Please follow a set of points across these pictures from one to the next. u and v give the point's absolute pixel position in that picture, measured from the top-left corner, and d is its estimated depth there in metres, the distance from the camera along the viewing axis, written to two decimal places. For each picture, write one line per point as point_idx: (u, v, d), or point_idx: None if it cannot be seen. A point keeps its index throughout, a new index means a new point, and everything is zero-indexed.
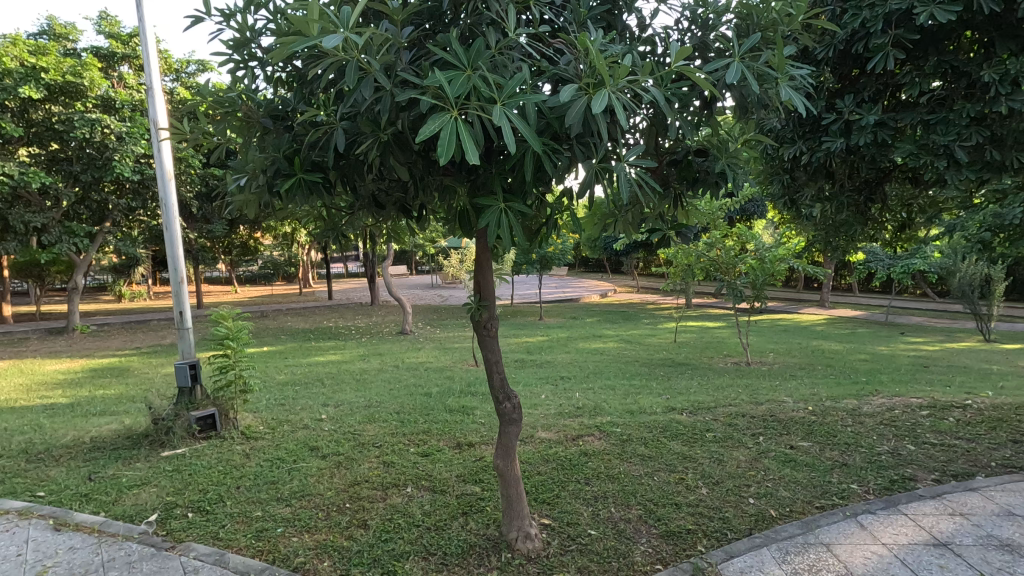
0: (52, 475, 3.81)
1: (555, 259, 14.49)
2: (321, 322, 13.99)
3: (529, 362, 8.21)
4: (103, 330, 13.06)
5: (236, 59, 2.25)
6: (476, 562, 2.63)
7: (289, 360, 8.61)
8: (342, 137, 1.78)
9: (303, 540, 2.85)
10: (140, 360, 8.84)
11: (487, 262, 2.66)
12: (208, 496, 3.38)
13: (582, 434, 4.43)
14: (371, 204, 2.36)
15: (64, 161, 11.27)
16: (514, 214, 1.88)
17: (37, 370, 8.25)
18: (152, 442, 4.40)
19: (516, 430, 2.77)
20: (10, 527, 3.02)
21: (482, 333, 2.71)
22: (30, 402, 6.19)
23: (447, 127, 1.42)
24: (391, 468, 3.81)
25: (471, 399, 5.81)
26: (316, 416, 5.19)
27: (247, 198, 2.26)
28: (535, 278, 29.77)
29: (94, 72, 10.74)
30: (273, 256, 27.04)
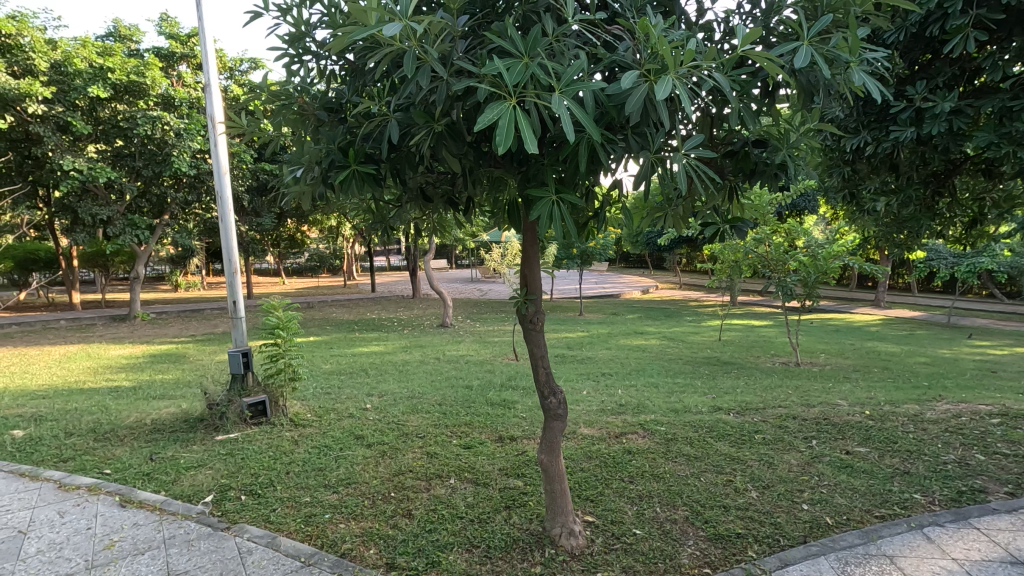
0: (117, 454, 4.02)
1: (597, 254, 14.34)
2: (364, 314, 14.29)
3: (569, 357, 8.15)
4: (162, 318, 13.72)
5: (291, 54, 2.29)
6: (519, 557, 2.62)
7: (334, 350, 8.83)
8: (396, 128, 1.78)
9: (350, 527, 2.90)
10: (195, 348, 9.23)
11: (535, 255, 2.63)
12: (260, 481, 3.50)
13: (625, 431, 4.37)
14: (420, 196, 2.36)
15: (127, 157, 11.87)
16: (566, 206, 1.84)
17: (103, 354, 8.74)
18: (207, 427, 4.58)
19: (561, 425, 2.73)
20: (81, 501, 3.21)
21: (529, 327, 2.67)
22: (96, 384, 6.57)
23: (506, 116, 1.40)
24: (433, 459, 3.84)
25: (512, 393, 5.82)
26: (361, 405, 5.30)
27: (302, 190, 2.29)
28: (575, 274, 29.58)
29: (155, 71, 11.23)
30: (319, 249, 27.77)
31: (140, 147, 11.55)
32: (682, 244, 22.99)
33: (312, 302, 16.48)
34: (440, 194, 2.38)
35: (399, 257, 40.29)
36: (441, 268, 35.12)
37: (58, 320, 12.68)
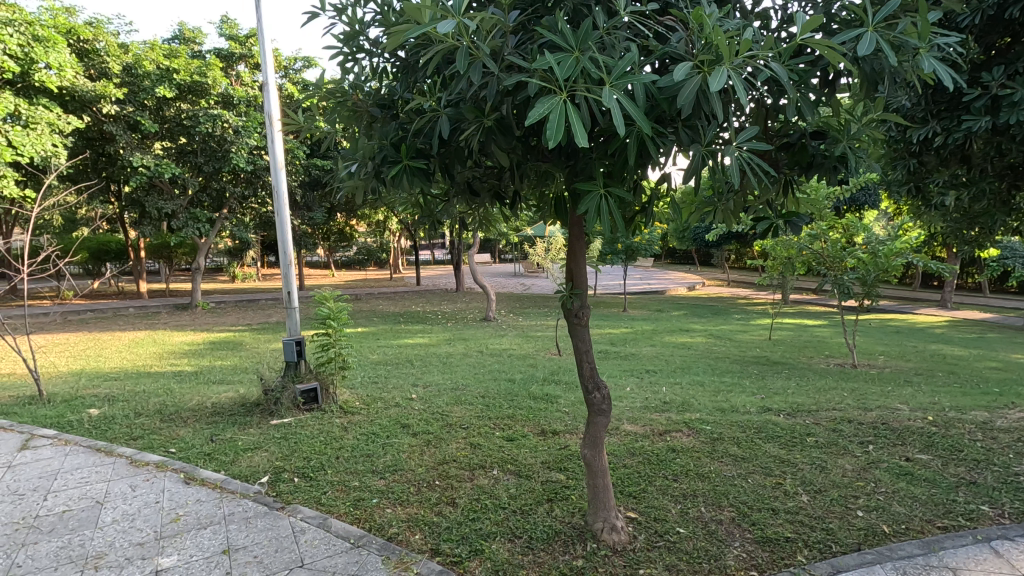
0: (182, 434, 4.27)
1: (642, 249, 14.11)
2: (410, 306, 14.58)
3: (613, 354, 8.08)
4: (220, 307, 14.42)
5: (345, 52, 2.36)
6: (561, 549, 2.64)
7: (381, 341, 9.06)
8: (446, 123, 1.81)
9: (396, 512, 2.99)
10: (251, 336, 9.66)
11: (582, 250, 2.62)
12: (312, 464, 3.65)
13: (669, 429, 4.30)
14: (467, 191, 2.39)
15: (190, 154, 12.49)
16: (614, 200, 1.84)
17: (168, 341, 9.27)
18: (264, 411, 4.79)
19: (605, 421, 2.72)
20: (150, 477, 3.44)
21: (574, 322, 2.67)
22: (161, 368, 6.98)
23: (556, 111, 1.41)
24: (477, 450, 3.90)
25: (555, 387, 5.82)
26: (407, 395, 5.43)
27: (356, 184, 2.37)
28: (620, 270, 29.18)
29: (216, 72, 11.74)
30: (367, 243, 28.51)
31: (201, 144, 12.11)
32: (732, 240, 22.32)
33: (360, 294, 16.93)
34: (487, 188, 2.41)
35: (443, 251, 40.74)
36: (485, 262, 35.32)
37: (128, 307, 13.53)
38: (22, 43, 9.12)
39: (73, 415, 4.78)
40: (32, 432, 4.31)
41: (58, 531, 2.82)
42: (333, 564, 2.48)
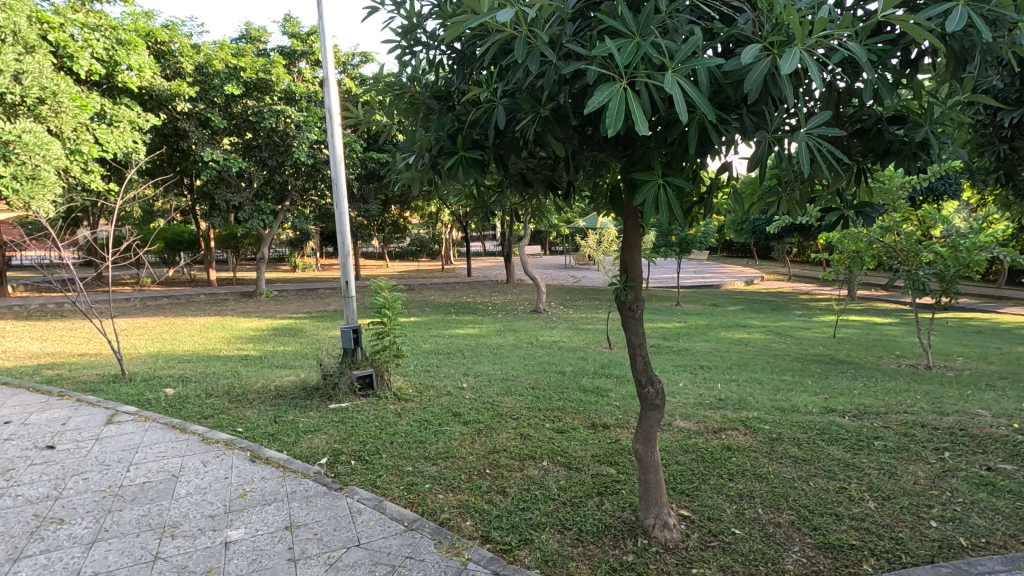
0: (248, 415, 4.51)
1: (698, 242, 13.70)
2: (461, 297, 14.77)
3: (665, 348, 7.91)
4: (282, 295, 15.08)
5: (403, 46, 2.39)
6: (611, 543, 2.61)
7: (433, 331, 9.24)
8: (502, 114, 1.81)
9: (448, 498, 3.05)
10: (311, 324, 10.06)
11: (637, 242, 2.56)
12: (368, 448, 3.77)
13: (724, 427, 4.18)
14: (520, 182, 2.39)
15: (255, 148, 13.07)
16: (672, 190, 1.79)
17: (235, 326, 9.79)
18: (322, 395, 4.99)
19: (658, 416, 2.67)
20: (220, 454, 3.65)
21: (628, 314, 2.62)
22: (229, 352, 7.39)
23: (617, 97, 1.38)
24: (527, 441, 3.92)
25: (606, 381, 5.76)
26: (459, 384, 5.52)
27: (413, 176, 2.41)
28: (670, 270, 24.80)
29: (279, 69, 12.22)
30: (420, 235, 29.08)
31: (266, 139, 12.66)
32: (794, 232, 21.33)
33: (412, 285, 17.30)
34: (541, 178, 2.40)
35: (493, 243, 40.96)
36: (535, 253, 35.27)
37: (199, 294, 14.36)
38: (107, 47, 9.78)
39: (151, 394, 5.13)
40: (116, 408, 4.65)
41: (139, 501, 3.04)
42: (388, 546, 2.56)
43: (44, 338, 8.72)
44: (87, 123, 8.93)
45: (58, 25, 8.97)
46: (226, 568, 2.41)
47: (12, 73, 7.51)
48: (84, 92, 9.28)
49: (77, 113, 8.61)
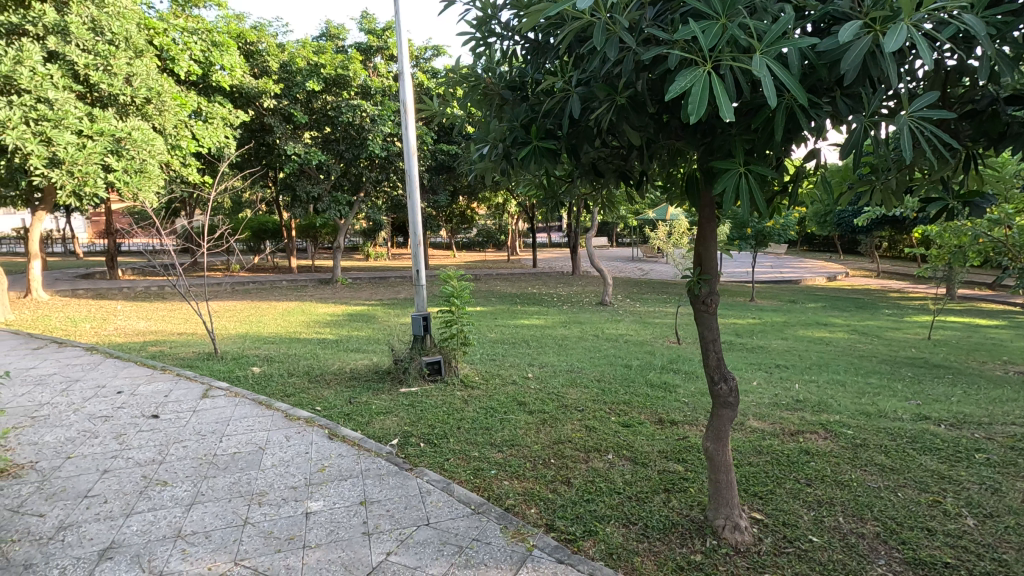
0: (325, 395, 4.76)
1: (776, 235, 12.99)
2: (527, 288, 14.82)
3: (738, 345, 7.59)
4: (356, 283, 15.74)
5: (477, 37, 2.40)
6: (678, 541, 2.56)
7: (499, 320, 9.36)
8: (577, 102, 1.79)
9: (513, 485, 3.10)
10: (383, 310, 10.46)
11: (713, 232, 2.46)
12: (436, 432, 3.89)
13: (802, 430, 3.97)
14: (592, 171, 2.35)
15: (333, 142, 13.67)
16: (755, 179, 1.71)
17: (313, 311, 10.35)
18: (394, 379, 5.18)
19: (731, 414, 2.58)
20: (302, 430, 3.88)
21: (701, 308, 2.53)
22: (308, 335, 7.83)
23: (700, 82, 1.33)
24: (592, 433, 3.90)
25: (674, 376, 5.61)
26: (524, 374, 5.58)
27: (486, 166, 2.44)
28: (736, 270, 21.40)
29: (356, 65, 12.69)
30: (487, 226, 29.44)
31: (343, 133, 13.23)
32: (886, 225, 19.76)
33: (479, 275, 17.56)
34: (613, 168, 2.36)
35: (560, 234, 40.73)
36: (601, 245, 34.75)
37: (282, 280, 15.26)
38: (203, 49, 10.53)
39: (240, 372, 5.54)
40: (209, 383, 5.06)
41: (231, 469, 3.30)
42: (456, 527, 2.63)
43: (149, 317, 9.59)
44: (186, 120, 9.66)
45: (162, 30, 9.76)
46: (307, 537, 2.57)
47: (124, 76, 8.23)
48: (183, 92, 10.04)
49: (178, 111, 9.32)
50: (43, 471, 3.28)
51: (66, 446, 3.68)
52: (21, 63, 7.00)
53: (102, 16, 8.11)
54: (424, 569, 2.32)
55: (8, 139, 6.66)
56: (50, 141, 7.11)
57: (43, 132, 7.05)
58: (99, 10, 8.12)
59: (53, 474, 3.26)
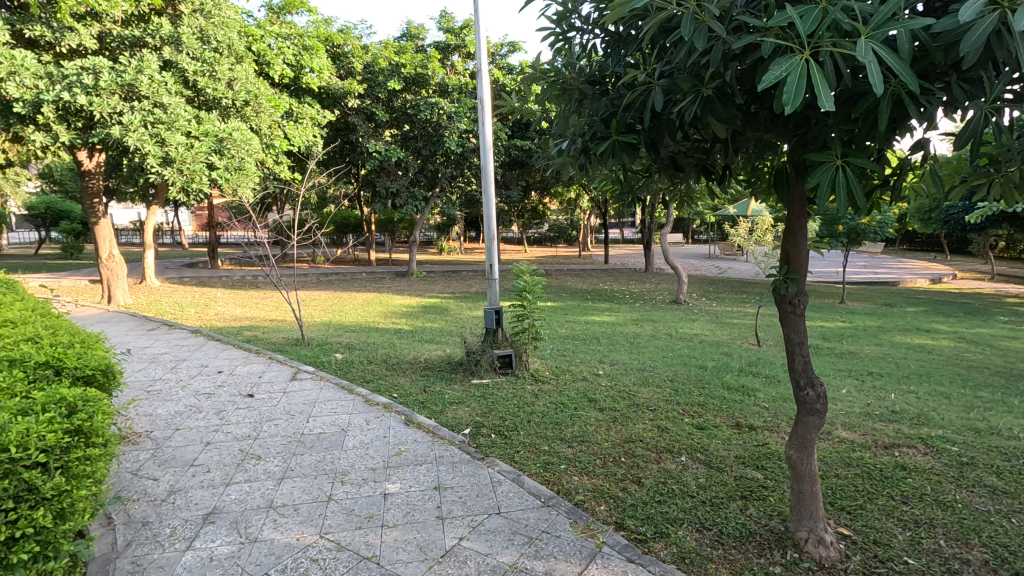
0: (401, 382, 4.97)
1: (872, 233, 12.04)
2: (598, 284, 14.65)
3: (824, 349, 7.14)
4: (430, 276, 16.21)
5: (557, 33, 2.38)
6: (755, 551, 2.46)
7: (570, 316, 9.33)
8: (660, 95, 1.74)
9: (583, 481, 3.10)
10: (455, 303, 10.72)
11: (803, 229, 2.32)
12: (507, 424, 3.95)
13: (898, 443, 3.68)
14: (671, 166, 2.29)
15: (411, 139, 14.13)
16: (854, 172, 1.60)
17: (391, 302, 10.78)
18: (466, 370, 5.31)
19: (818, 422, 2.44)
20: (380, 415, 4.07)
21: (787, 309, 2.40)
22: (385, 325, 8.17)
23: (797, 71, 1.27)
24: (665, 434, 3.82)
25: (752, 379, 5.36)
26: (595, 370, 5.54)
27: (565, 160, 2.45)
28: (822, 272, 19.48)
29: (435, 63, 13.03)
30: (559, 221, 29.36)
31: (421, 131, 13.65)
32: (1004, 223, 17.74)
33: (550, 270, 17.57)
34: (693, 163, 2.29)
35: (633, 230, 39.89)
36: (675, 241, 33.70)
37: (362, 272, 16.00)
38: (295, 53, 11.17)
39: (325, 357, 5.89)
40: (298, 367, 5.42)
41: (317, 448, 3.52)
42: (526, 518, 2.67)
43: (244, 304, 10.37)
44: (278, 120, 10.33)
45: (260, 37, 10.45)
46: (385, 517, 2.69)
47: (226, 80, 8.87)
48: (277, 94, 10.72)
49: (272, 112, 9.99)
50: (157, 440, 3.65)
51: (176, 419, 4.07)
52: (142, 71, 7.69)
53: (209, 26, 8.79)
54: (496, 556, 2.37)
55: (129, 141, 7.37)
56: (164, 141, 7.80)
57: (158, 134, 7.74)
58: (206, 21, 8.83)
59: (165, 443, 3.62)
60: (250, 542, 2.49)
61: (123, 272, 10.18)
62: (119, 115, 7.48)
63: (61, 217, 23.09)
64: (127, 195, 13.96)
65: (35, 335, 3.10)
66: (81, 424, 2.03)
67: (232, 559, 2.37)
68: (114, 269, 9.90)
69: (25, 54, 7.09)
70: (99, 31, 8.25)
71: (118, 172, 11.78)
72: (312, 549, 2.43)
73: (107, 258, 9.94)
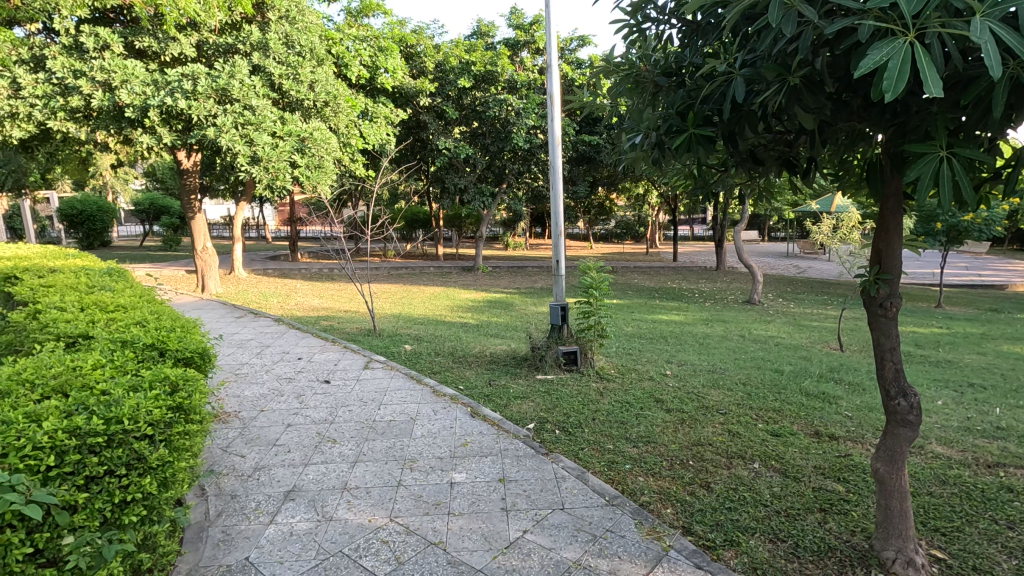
0: (467, 375, 5.08)
1: (976, 231, 10.96)
2: (665, 282, 14.29)
3: (917, 357, 6.60)
4: (496, 271, 16.38)
5: (631, 24, 2.31)
6: (834, 567, 2.32)
7: (637, 314, 9.15)
8: (742, 85, 1.66)
9: (648, 482, 3.04)
10: (520, 298, 10.79)
11: (898, 226, 2.15)
12: (571, 421, 3.93)
13: (1004, 463, 3.34)
14: (750, 160, 2.19)
15: (480, 136, 14.32)
16: (960, 164, 1.47)
17: (457, 296, 10.99)
18: (531, 365, 5.33)
19: (911, 435, 2.26)
20: (448, 406, 4.17)
21: (877, 312, 2.24)
22: (452, 318, 8.35)
23: (899, 55, 1.19)
24: (736, 439, 3.67)
25: (833, 386, 5.04)
26: (662, 370, 5.41)
27: (637, 155, 2.38)
28: (916, 274, 17.91)
29: (504, 60, 13.13)
30: (626, 218, 28.83)
31: (490, 127, 13.79)
32: None
33: (616, 267, 17.28)
34: (775, 156, 2.18)
35: (703, 226, 38.54)
36: (750, 240, 32.19)
37: (430, 267, 16.43)
38: (371, 54, 11.58)
39: (394, 348, 6.09)
40: (370, 356, 5.65)
41: (387, 435, 3.66)
42: (590, 516, 2.65)
43: (321, 295, 10.91)
44: (355, 120, 10.78)
45: (339, 40, 10.93)
46: (451, 505, 2.77)
47: (308, 82, 9.36)
48: (354, 95, 11.18)
49: (349, 112, 10.44)
50: (244, 419, 3.93)
51: (260, 401, 4.36)
52: (234, 76, 8.26)
53: (293, 31, 9.29)
54: (560, 551, 2.38)
55: (222, 141, 7.92)
56: (252, 141, 8.34)
57: (247, 134, 8.29)
58: (291, 28, 9.34)
59: (251, 423, 3.89)
60: (326, 521, 2.63)
61: (215, 263, 10.99)
62: (214, 117, 8.06)
63: (163, 212, 25.35)
64: (219, 192, 15.05)
65: (143, 319, 3.41)
66: (182, 402, 2.21)
67: (310, 535, 2.51)
68: (207, 260, 10.72)
69: (135, 64, 7.83)
70: (197, 40, 8.92)
71: (212, 171, 12.73)
72: (383, 531, 2.53)
73: (201, 250, 10.76)
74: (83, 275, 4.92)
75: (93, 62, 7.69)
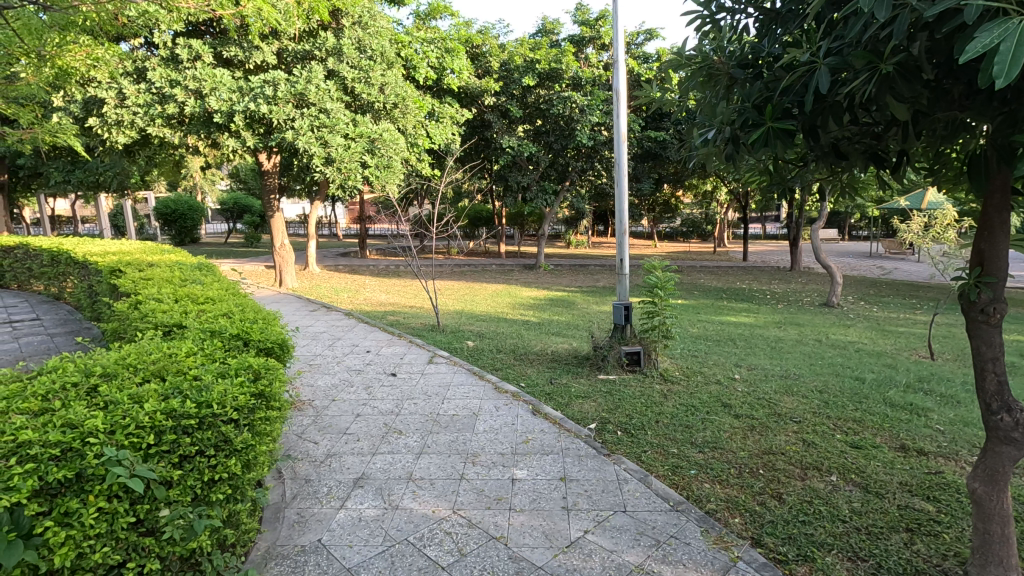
0: (529, 373, 5.10)
1: None
2: (734, 282, 13.73)
3: (1022, 368, 5.99)
4: (558, 269, 16.34)
5: (704, 15, 2.23)
6: None
7: (704, 315, 8.85)
8: (827, 75, 1.57)
9: (715, 489, 2.94)
10: (582, 297, 10.71)
11: (1004, 224, 1.96)
12: (634, 422, 3.87)
13: None
14: (833, 153, 2.06)
15: (544, 134, 14.30)
16: None
17: (519, 294, 11.06)
18: (592, 364, 5.27)
19: (1016, 453, 2.05)
20: (509, 403, 4.21)
21: (977, 317, 2.05)
22: (514, 316, 8.41)
23: (1013, 37, 1.08)
24: (811, 449, 3.48)
25: (923, 398, 4.66)
26: (730, 374, 5.21)
27: (709, 151, 2.30)
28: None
29: (569, 57, 13.04)
30: (694, 216, 27.93)
31: (554, 125, 13.75)
32: None
33: (682, 267, 16.78)
34: (861, 150, 2.04)
35: (776, 224, 36.70)
36: (829, 238, 30.29)
37: (492, 264, 16.62)
38: (438, 56, 11.84)
39: (457, 344, 6.21)
40: (434, 351, 5.79)
41: (450, 428, 3.74)
42: (654, 520, 2.60)
43: (388, 291, 11.28)
44: (422, 120, 11.06)
45: (408, 44, 11.24)
46: (513, 501, 2.79)
47: (378, 86, 9.68)
48: (422, 96, 11.47)
49: (417, 113, 10.73)
50: (317, 408, 4.14)
51: (332, 390, 4.58)
52: (311, 81, 8.68)
53: (365, 36, 9.67)
54: (621, 554, 2.34)
55: (300, 143, 8.37)
56: (326, 143, 8.75)
57: (322, 136, 8.71)
58: (363, 33, 9.70)
59: (323, 411, 4.09)
60: (393, 509, 2.73)
61: (292, 259, 11.61)
62: (292, 121, 8.52)
63: (245, 211, 27.06)
64: (296, 191, 15.90)
65: (229, 311, 3.66)
66: (264, 389, 2.36)
67: (377, 522, 2.61)
68: (285, 256, 11.35)
69: (224, 73, 8.41)
70: (278, 48, 9.44)
71: (290, 172, 13.46)
72: (446, 522, 2.59)
73: (280, 247, 11.40)
74: (178, 269, 5.35)
75: (187, 72, 8.31)
